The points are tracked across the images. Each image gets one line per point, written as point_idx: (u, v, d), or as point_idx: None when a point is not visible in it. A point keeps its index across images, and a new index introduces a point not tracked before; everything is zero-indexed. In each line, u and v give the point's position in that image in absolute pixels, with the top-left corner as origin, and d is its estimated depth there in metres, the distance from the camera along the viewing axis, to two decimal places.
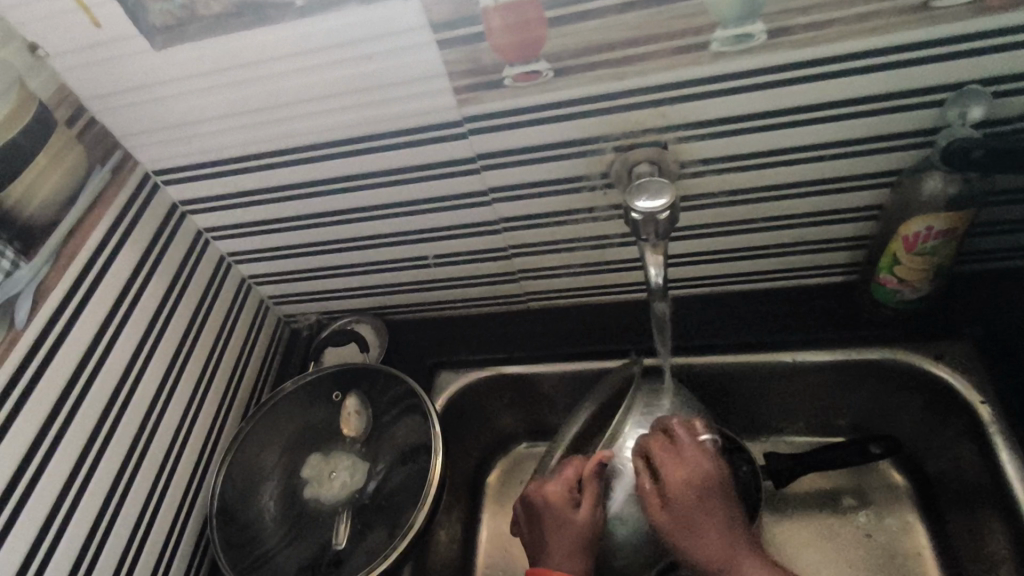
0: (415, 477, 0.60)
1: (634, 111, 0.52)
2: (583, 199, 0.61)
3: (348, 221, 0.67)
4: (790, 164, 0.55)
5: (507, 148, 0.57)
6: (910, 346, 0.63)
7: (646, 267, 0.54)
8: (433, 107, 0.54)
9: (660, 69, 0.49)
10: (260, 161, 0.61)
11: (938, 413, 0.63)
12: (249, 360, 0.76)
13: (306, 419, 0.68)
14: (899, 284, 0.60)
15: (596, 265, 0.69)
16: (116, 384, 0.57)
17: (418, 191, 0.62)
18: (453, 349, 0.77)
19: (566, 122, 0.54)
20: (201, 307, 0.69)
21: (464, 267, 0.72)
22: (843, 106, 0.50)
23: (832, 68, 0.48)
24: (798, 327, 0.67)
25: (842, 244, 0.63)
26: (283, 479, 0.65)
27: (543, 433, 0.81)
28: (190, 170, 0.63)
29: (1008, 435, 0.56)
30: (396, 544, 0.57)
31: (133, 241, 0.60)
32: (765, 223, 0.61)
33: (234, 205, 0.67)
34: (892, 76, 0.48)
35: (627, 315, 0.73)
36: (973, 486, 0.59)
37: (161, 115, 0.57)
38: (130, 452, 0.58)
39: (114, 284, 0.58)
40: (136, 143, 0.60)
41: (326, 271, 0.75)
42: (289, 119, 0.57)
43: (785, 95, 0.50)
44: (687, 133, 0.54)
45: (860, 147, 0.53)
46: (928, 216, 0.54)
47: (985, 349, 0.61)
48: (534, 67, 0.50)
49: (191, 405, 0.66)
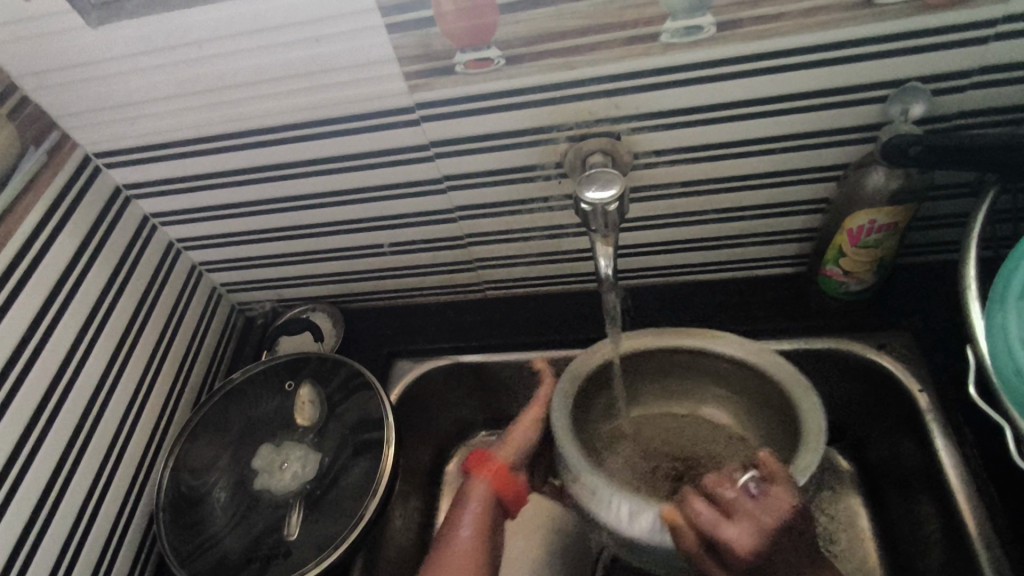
0: (367, 466, 0.60)
1: (586, 101, 0.52)
2: (537, 188, 0.61)
3: (300, 207, 0.66)
4: (740, 157, 0.56)
5: (461, 135, 0.56)
6: (856, 337, 0.65)
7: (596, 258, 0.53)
8: (383, 92, 0.53)
9: (611, 59, 0.49)
10: (206, 145, 0.60)
11: (880, 402, 0.65)
12: (200, 347, 0.74)
13: (258, 408, 0.67)
14: (843, 277, 0.62)
15: (552, 254, 0.69)
16: (54, 375, 0.55)
17: (372, 177, 0.61)
18: (410, 338, 0.76)
19: (518, 110, 0.53)
20: (148, 294, 0.67)
21: (420, 254, 0.71)
22: (791, 100, 0.51)
23: (780, 62, 0.48)
24: (750, 319, 0.68)
25: (791, 236, 0.64)
26: (233, 469, 0.63)
27: (501, 420, 0.81)
28: (134, 153, 0.61)
29: (942, 421, 0.58)
30: (348, 534, 0.56)
31: (73, 224, 0.58)
32: (716, 215, 0.62)
33: (180, 190, 0.65)
34: (836, 71, 0.49)
35: (584, 305, 0.74)
36: (909, 471, 0.61)
37: (99, 95, 0.55)
38: (71, 442, 0.56)
39: (52, 269, 0.56)
40: (73, 124, 0.58)
41: (279, 259, 0.73)
42: (236, 102, 0.55)
43: (736, 87, 0.50)
44: (639, 124, 0.54)
45: (809, 140, 0.54)
46: (870, 211, 0.55)
47: (924, 339, 0.63)
48: (486, 54, 0.49)
49: (137, 395, 0.64)
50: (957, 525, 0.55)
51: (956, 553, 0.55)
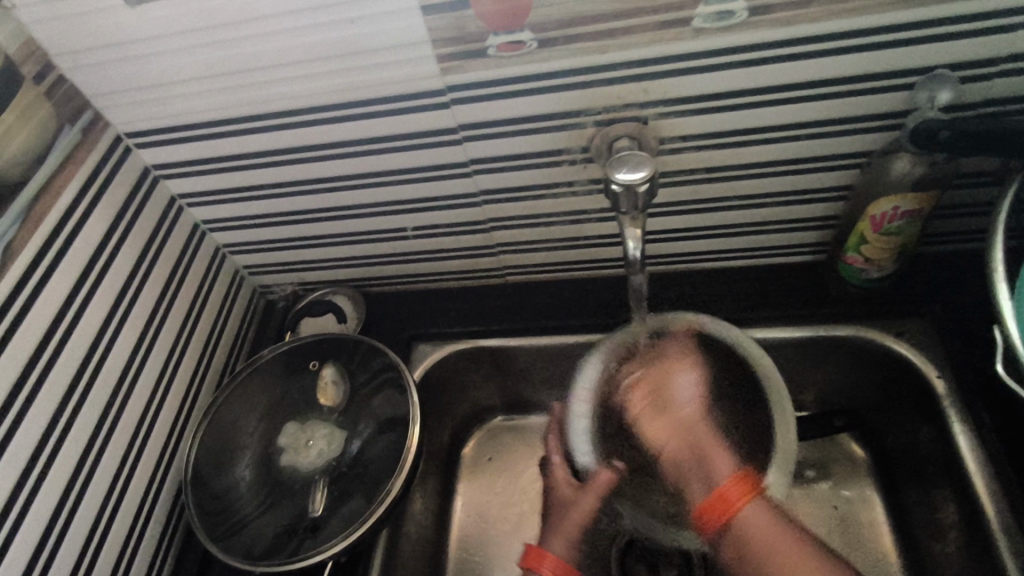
0: (392, 445, 0.61)
1: (616, 86, 0.53)
2: (562, 172, 0.61)
3: (325, 190, 0.66)
4: (764, 143, 0.57)
5: (489, 119, 0.57)
6: (875, 324, 0.65)
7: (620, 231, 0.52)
8: (414, 75, 0.54)
9: (642, 43, 0.49)
10: (236, 127, 0.60)
11: (897, 390, 0.66)
12: (224, 328, 0.75)
13: (282, 388, 0.68)
14: (864, 264, 0.62)
15: (573, 240, 0.70)
16: (87, 351, 0.56)
17: (399, 160, 0.62)
18: (430, 322, 0.77)
19: (548, 94, 0.54)
20: (175, 273, 0.68)
21: (442, 239, 0.72)
22: (819, 86, 0.51)
23: (810, 49, 0.49)
24: (769, 305, 0.68)
25: (812, 223, 0.65)
26: (259, 447, 0.65)
27: (518, 404, 0.82)
28: (164, 134, 0.62)
29: (961, 407, 0.59)
30: (374, 510, 0.57)
31: (105, 203, 0.59)
32: (739, 201, 0.62)
33: (208, 171, 0.66)
34: (863, 58, 0.49)
35: (603, 290, 0.75)
36: (927, 457, 0.62)
37: (134, 75, 0.56)
38: (102, 417, 0.57)
39: (86, 247, 0.57)
40: (106, 104, 0.59)
41: (302, 241, 0.74)
42: (268, 84, 0.56)
43: (764, 73, 0.51)
44: (666, 109, 0.54)
45: (834, 127, 0.55)
46: (896, 197, 0.55)
47: (945, 326, 0.64)
48: (518, 38, 0.50)
49: (164, 373, 0.65)
50: (975, 509, 0.55)
51: (974, 540, 0.56)
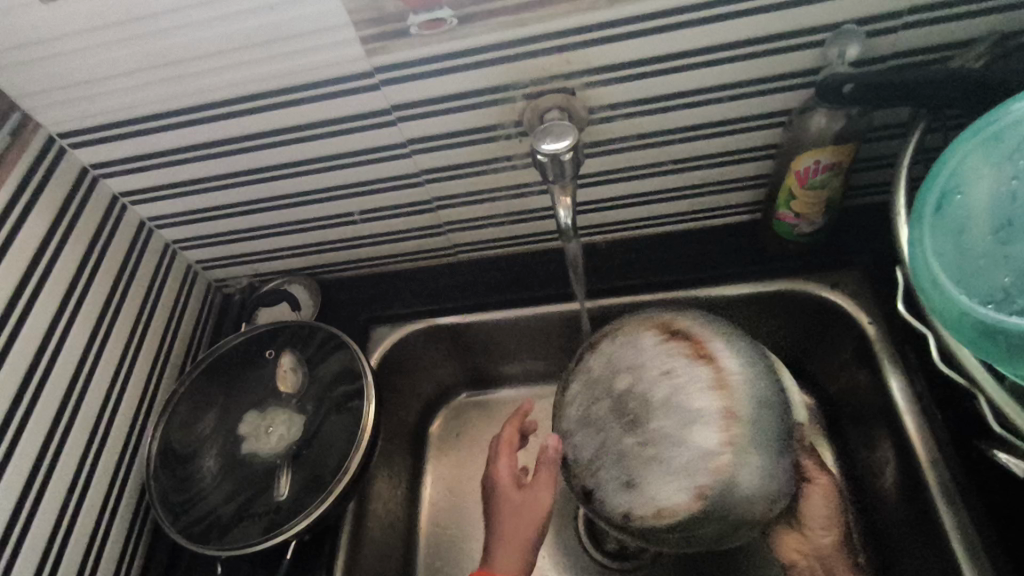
0: (350, 424, 0.63)
1: (539, 59, 0.54)
2: (499, 147, 0.62)
3: (267, 179, 0.67)
4: (690, 107, 0.58)
5: (421, 98, 0.58)
6: (810, 277, 0.68)
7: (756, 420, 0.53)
8: (340, 58, 0.54)
9: (561, 14, 0.50)
10: (169, 121, 0.60)
11: (835, 338, 0.69)
12: (179, 324, 0.75)
13: (240, 378, 0.69)
14: (795, 219, 0.64)
15: (518, 213, 0.71)
16: (34, 353, 0.56)
17: (337, 145, 0.63)
18: (386, 305, 0.78)
19: (475, 70, 0.55)
20: (123, 272, 0.68)
21: (390, 221, 0.72)
22: (734, 48, 0.53)
23: (721, 11, 0.50)
24: (711, 266, 0.71)
25: (746, 183, 0.67)
26: (219, 437, 0.65)
27: (480, 379, 0.84)
28: (97, 131, 0.61)
29: (891, 350, 0.62)
30: (334, 488, 0.59)
31: (41, 205, 0.59)
32: (673, 166, 0.64)
33: (146, 167, 0.65)
34: (773, 17, 0.51)
35: (553, 262, 0.76)
36: (866, 400, 0.65)
37: (58, 74, 0.56)
38: (56, 416, 0.58)
39: (24, 250, 0.56)
40: (33, 105, 0.58)
41: (251, 233, 0.74)
42: (194, 76, 0.56)
43: (681, 38, 0.52)
44: (591, 78, 0.56)
45: (754, 87, 0.56)
46: (816, 152, 0.57)
47: (875, 275, 0.67)
48: (438, 15, 0.50)
49: (119, 371, 0.65)
50: (906, 444, 0.59)
51: (907, 473, 0.59)
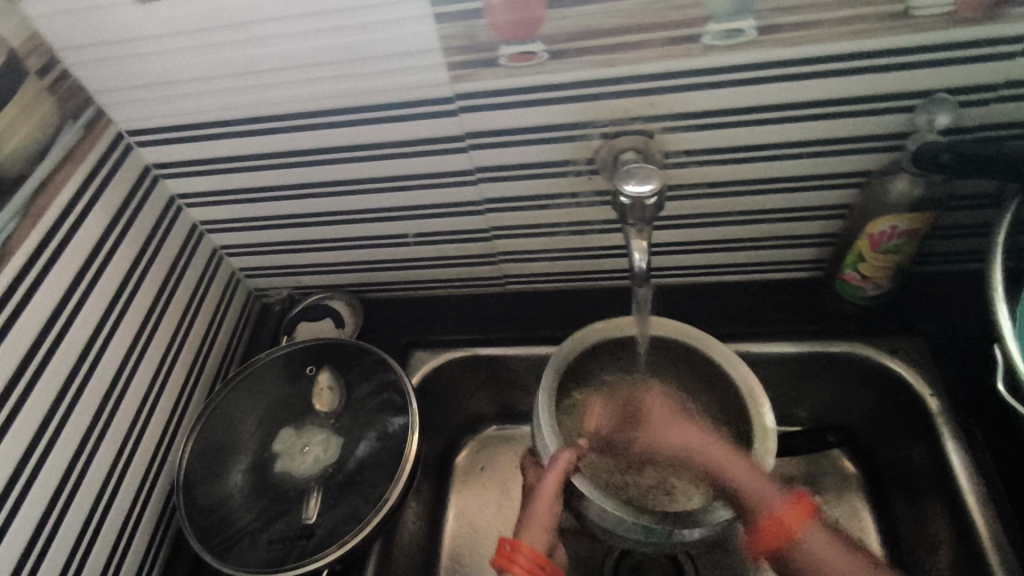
0: (389, 453, 0.61)
1: (623, 99, 0.53)
2: (567, 183, 0.62)
3: (327, 194, 0.66)
4: (768, 160, 0.57)
5: (497, 128, 0.57)
6: (870, 341, 0.66)
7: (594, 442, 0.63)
8: (424, 82, 0.54)
9: (652, 58, 0.50)
10: (240, 128, 0.60)
11: (889, 406, 0.67)
12: (218, 331, 0.74)
13: (277, 392, 0.67)
14: (861, 281, 0.63)
15: (574, 250, 0.70)
16: (82, 350, 0.55)
17: (404, 166, 0.62)
18: (428, 330, 0.77)
19: (557, 105, 0.54)
20: (172, 274, 0.67)
21: (443, 246, 0.72)
22: (822, 106, 0.53)
23: (814, 69, 0.50)
24: (766, 321, 0.69)
25: (811, 240, 0.66)
26: (252, 452, 0.64)
27: (512, 414, 0.82)
28: (167, 131, 0.61)
29: (954, 425, 0.60)
30: (371, 517, 0.57)
31: (104, 201, 0.58)
32: (741, 217, 0.63)
33: (208, 171, 0.65)
34: (867, 79, 0.50)
35: (603, 302, 0.75)
36: (919, 473, 0.63)
37: (140, 73, 0.56)
38: (95, 416, 0.56)
39: (84, 245, 0.56)
40: (109, 101, 0.58)
41: (300, 245, 0.74)
42: (275, 87, 0.56)
43: (770, 92, 0.52)
44: (672, 123, 0.55)
45: (836, 147, 0.56)
46: (893, 217, 0.56)
47: (937, 344, 0.65)
48: (530, 48, 0.50)
49: (158, 373, 0.64)
50: (967, 526, 0.56)
51: (964, 557, 0.56)
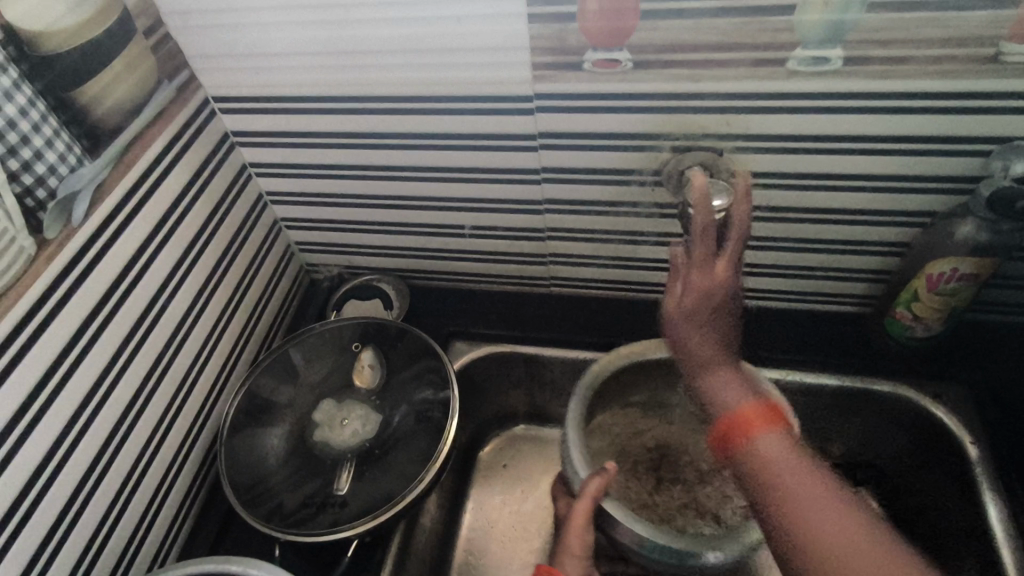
0: (428, 434, 0.62)
1: (700, 115, 0.54)
2: (629, 192, 0.63)
3: (393, 178, 0.68)
4: (833, 190, 0.58)
5: (570, 130, 0.59)
6: (911, 383, 0.66)
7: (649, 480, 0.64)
8: (507, 78, 0.55)
9: (734, 77, 0.51)
10: (321, 105, 0.62)
11: (921, 448, 0.66)
12: (270, 299, 0.76)
13: (321, 363, 0.69)
14: (912, 321, 0.63)
15: (625, 259, 0.71)
16: (151, 299, 0.57)
17: (472, 158, 0.64)
18: (471, 322, 0.78)
19: (633, 114, 0.56)
20: (236, 238, 0.69)
21: (497, 241, 0.73)
22: (898, 142, 0.53)
23: (896, 104, 0.50)
24: (807, 351, 0.70)
25: (864, 275, 0.66)
26: (294, 418, 0.66)
27: (541, 414, 0.83)
28: (251, 101, 0.63)
29: (993, 479, 0.60)
30: (406, 494, 0.58)
31: (186, 160, 0.61)
32: (797, 244, 0.64)
33: (283, 144, 0.67)
34: (948, 120, 0.51)
35: (645, 314, 0.76)
36: (950, 521, 0.63)
37: (237, 42, 0.58)
38: (155, 364, 0.58)
39: (164, 199, 0.58)
40: (202, 66, 0.61)
41: (357, 225, 0.76)
42: (362, 68, 0.58)
43: (848, 122, 0.52)
44: (744, 143, 0.56)
45: (904, 183, 0.56)
46: (954, 259, 0.57)
47: (979, 395, 0.65)
48: (616, 56, 0.51)
49: (214, 332, 0.66)
50: None
51: None
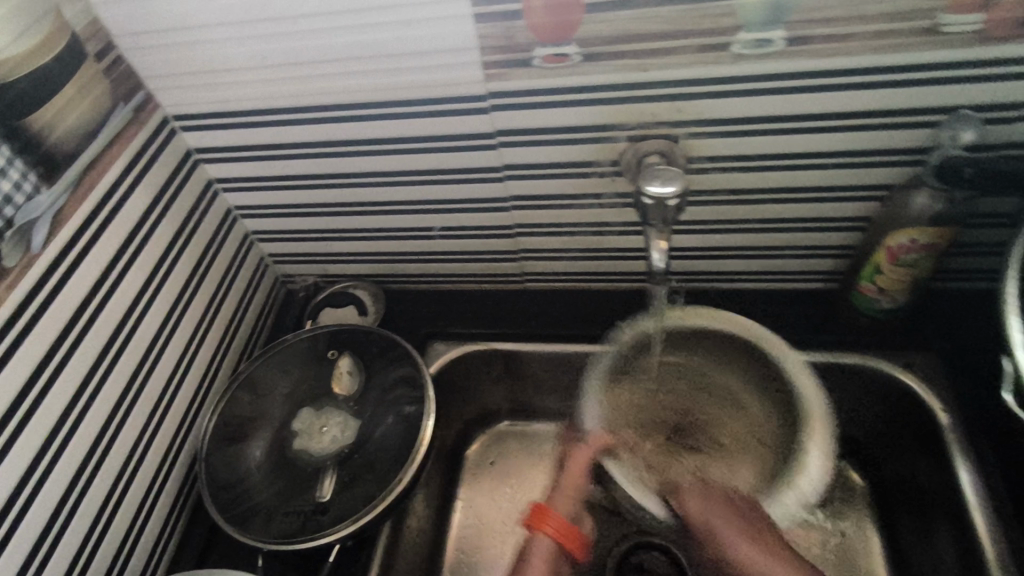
0: (405, 436, 0.63)
1: (652, 103, 0.55)
2: (591, 184, 0.63)
3: (358, 185, 0.68)
4: (790, 169, 0.59)
5: (527, 127, 0.59)
6: (882, 355, 0.66)
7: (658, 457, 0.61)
8: (459, 79, 0.56)
9: (682, 64, 0.52)
10: (280, 117, 0.63)
11: (895, 418, 0.67)
12: (245, 313, 0.76)
13: (299, 373, 0.69)
14: (877, 293, 0.64)
15: (594, 251, 0.72)
16: (121, 320, 0.57)
17: (433, 160, 0.64)
18: (447, 323, 0.79)
19: (586, 106, 0.56)
20: (206, 254, 0.69)
21: (467, 241, 0.73)
22: (848, 118, 0.54)
23: (843, 81, 0.51)
24: (779, 329, 0.70)
25: (828, 252, 0.66)
26: (274, 429, 0.66)
27: (524, 409, 0.83)
28: (210, 117, 0.64)
29: (964, 444, 0.60)
30: (385, 497, 0.58)
31: (148, 180, 0.61)
32: (760, 224, 0.64)
33: (246, 158, 0.67)
34: (894, 94, 0.51)
35: (619, 303, 0.76)
36: (926, 489, 0.64)
37: (190, 59, 0.58)
38: (129, 385, 0.58)
39: (128, 220, 0.58)
40: (158, 85, 0.61)
41: (328, 233, 0.76)
42: (316, 77, 0.58)
43: (797, 102, 0.53)
44: (699, 128, 0.56)
45: (858, 159, 0.57)
46: (911, 230, 0.57)
47: (949, 362, 0.65)
48: (564, 50, 0.52)
49: (189, 349, 0.66)
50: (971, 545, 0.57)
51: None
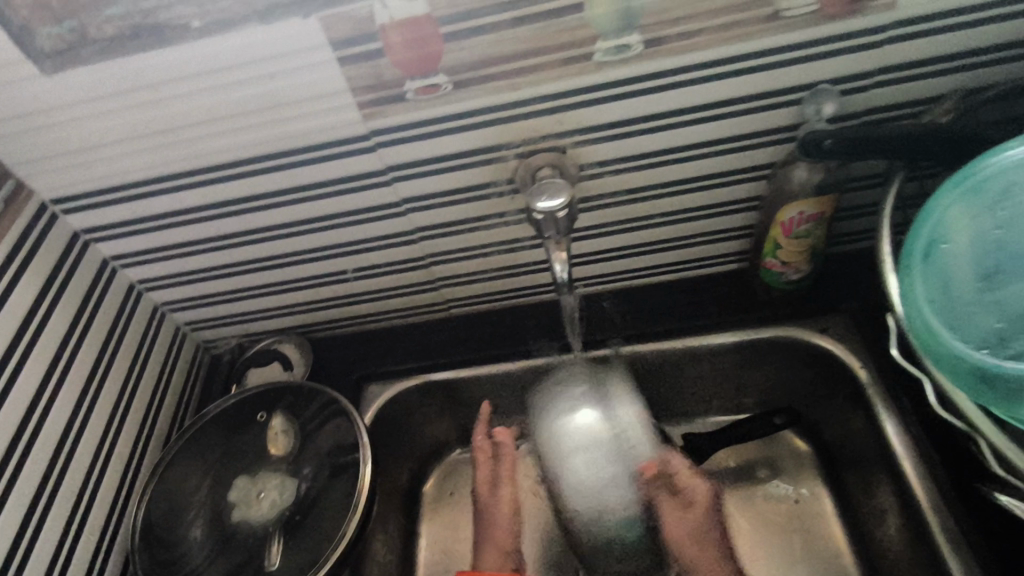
0: (346, 487, 0.61)
1: (532, 119, 0.56)
2: (492, 205, 0.64)
3: (261, 241, 0.67)
4: (676, 162, 0.60)
5: (416, 159, 0.59)
6: (799, 323, 0.69)
7: (601, 485, 0.61)
8: (338, 122, 0.55)
9: (550, 79, 0.53)
10: (165, 185, 0.61)
11: (824, 382, 0.70)
12: (168, 388, 0.74)
13: (230, 440, 0.67)
14: (783, 266, 0.66)
15: (510, 268, 0.72)
16: (20, 423, 0.55)
17: (331, 205, 0.63)
18: (379, 362, 0.77)
19: (469, 131, 0.57)
20: (112, 336, 0.66)
21: (383, 278, 0.73)
22: (718, 107, 0.56)
23: (704, 74, 0.53)
24: (700, 314, 0.72)
25: (731, 234, 0.68)
26: (211, 503, 0.63)
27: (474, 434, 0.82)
28: (91, 197, 0.61)
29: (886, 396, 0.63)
30: (330, 553, 0.58)
31: (32, 271, 0.58)
32: (662, 218, 0.66)
33: (139, 231, 0.65)
34: (753, 79, 0.54)
35: (546, 315, 0.76)
36: (862, 445, 0.65)
37: (57, 140, 0.56)
38: (40, 488, 0.55)
39: (13, 317, 0.56)
40: (29, 172, 0.58)
41: (242, 293, 0.74)
42: (193, 141, 0.57)
43: (667, 99, 0.55)
44: (582, 137, 0.58)
45: (737, 143, 0.59)
46: (800, 204, 0.60)
47: (860, 320, 0.68)
48: (433, 81, 0.52)
49: (106, 438, 0.64)
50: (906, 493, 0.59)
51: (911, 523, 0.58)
